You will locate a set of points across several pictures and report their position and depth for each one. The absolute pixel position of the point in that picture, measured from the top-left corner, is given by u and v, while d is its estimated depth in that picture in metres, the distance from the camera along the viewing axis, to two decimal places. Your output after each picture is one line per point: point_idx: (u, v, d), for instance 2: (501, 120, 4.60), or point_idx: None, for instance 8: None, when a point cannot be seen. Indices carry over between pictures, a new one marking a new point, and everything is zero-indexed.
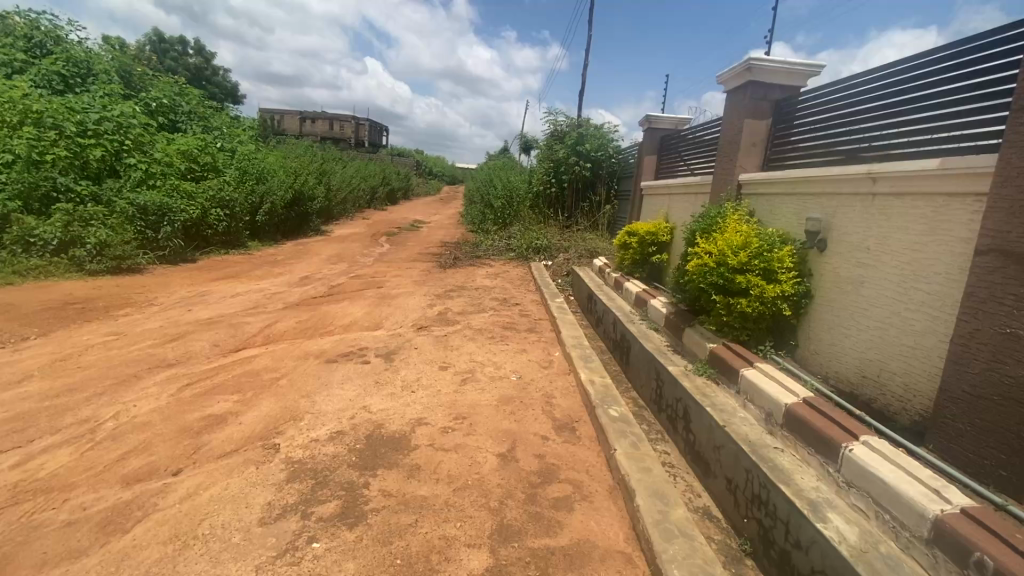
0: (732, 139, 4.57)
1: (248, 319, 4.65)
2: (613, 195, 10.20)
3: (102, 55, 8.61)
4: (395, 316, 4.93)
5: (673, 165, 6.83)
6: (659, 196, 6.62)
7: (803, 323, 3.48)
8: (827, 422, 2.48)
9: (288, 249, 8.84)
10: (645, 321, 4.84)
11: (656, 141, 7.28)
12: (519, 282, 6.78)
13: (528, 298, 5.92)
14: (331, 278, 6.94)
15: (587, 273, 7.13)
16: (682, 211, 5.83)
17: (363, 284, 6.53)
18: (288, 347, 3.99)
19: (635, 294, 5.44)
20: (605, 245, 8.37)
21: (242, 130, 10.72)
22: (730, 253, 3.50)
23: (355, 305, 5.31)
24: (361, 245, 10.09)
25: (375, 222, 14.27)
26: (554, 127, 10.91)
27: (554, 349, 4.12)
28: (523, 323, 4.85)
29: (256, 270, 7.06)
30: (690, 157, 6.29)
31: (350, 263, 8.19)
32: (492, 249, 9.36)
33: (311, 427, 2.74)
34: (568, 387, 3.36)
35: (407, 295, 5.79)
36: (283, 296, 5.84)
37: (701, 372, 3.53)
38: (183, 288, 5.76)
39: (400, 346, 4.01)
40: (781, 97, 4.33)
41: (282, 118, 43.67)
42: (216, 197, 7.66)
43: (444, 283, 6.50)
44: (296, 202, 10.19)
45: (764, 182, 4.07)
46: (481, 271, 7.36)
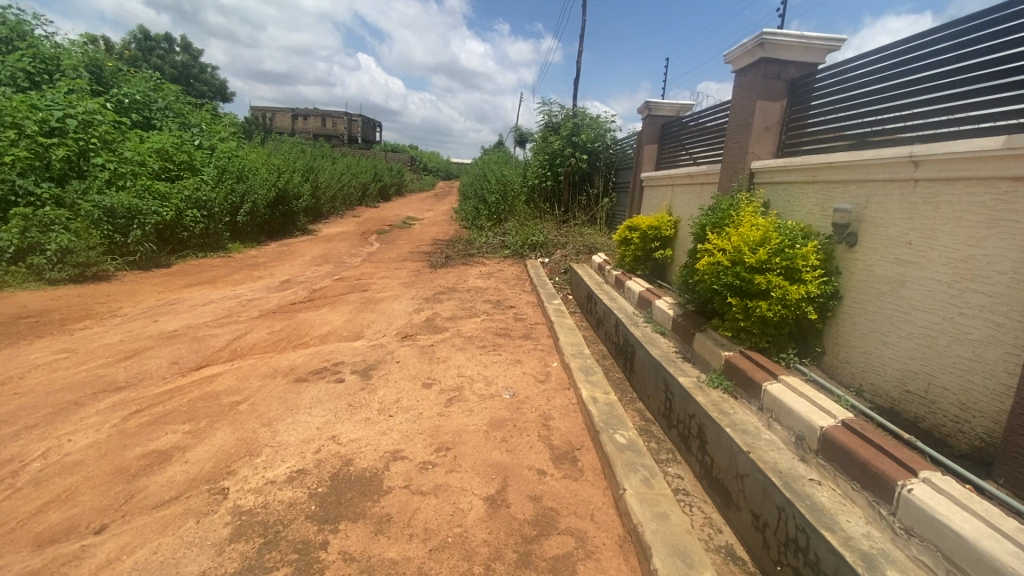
0: (742, 123, 4.17)
1: (216, 331, 4.24)
2: (611, 187, 9.78)
3: (71, 51, 8.13)
4: (378, 324, 4.52)
5: (675, 154, 6.41)
6: (660, 187, 6.21)
7: (830, 328, 3.10)
8: (874, 451, 2.10)
9: (271, 250, 8.42)
10: (650, 324, 4.46)
11: (657, 129, 6.86)
12: (513, 282, 6.38)
13: (524, 299, 5.52)
14: (315, 282, 6.53)
15: (586, 272, 6.72)
16: (685, 204, 5.43)
17: (347, 287, 6.12)
18: (256, 363, 3.59)
19: (637, 294, 5.05)
20: (604, 241, 7.98)
21: (222, 127, 10.24)
22: (746, 251, 3.11)
23: (336, 312, 4.91)
24: (349, 245, 9.66)
25: (367, 220, 13.84)
26: (548, 118, 10.48)
27: (552, 359, 3.73)
28: (517, 328, 4.46)
29: (234, 274, 6.64)
30: (694, 146, 5.89)
31: (336, 264, 7.78)
32: (486, 247, 8.95)
33: (269, 465, 2.34)
34: (568, 406, 2.98)
35: (393, 299, 5.39)
36: (261, 302, 5.44)
37: (717, 384, 3.15)
38: (151, 296, 5.34)
39: (381, 359, 3.62)
40: (796, 75, 3.93)
41: (274, 115, 43.06)
42: (193, 197, 7.22)
43: (435, 284, 6.10)
44: (281, 201, 9.76)
45: (781, 169, 3.67)
46: (473, 271, 6.97)
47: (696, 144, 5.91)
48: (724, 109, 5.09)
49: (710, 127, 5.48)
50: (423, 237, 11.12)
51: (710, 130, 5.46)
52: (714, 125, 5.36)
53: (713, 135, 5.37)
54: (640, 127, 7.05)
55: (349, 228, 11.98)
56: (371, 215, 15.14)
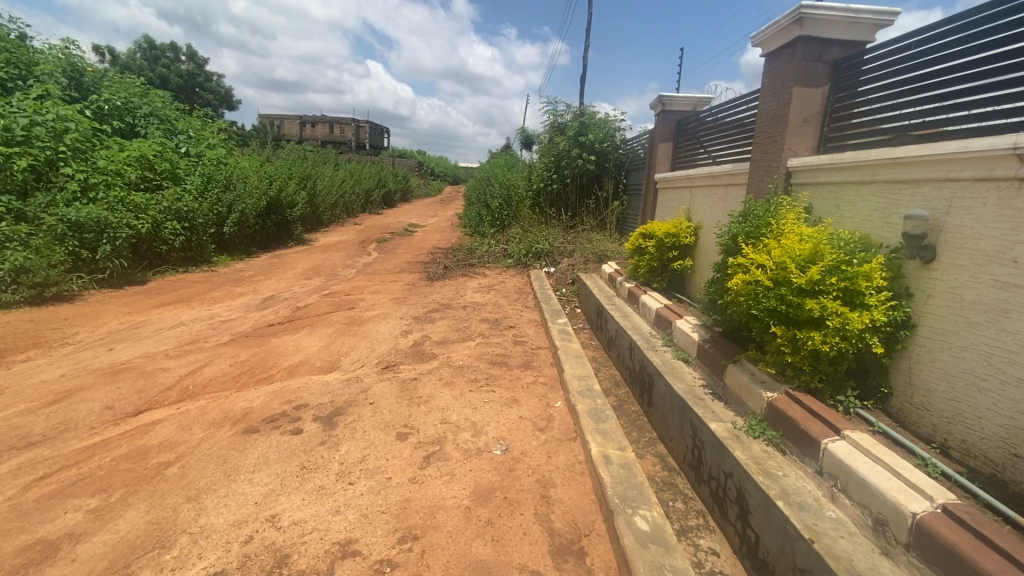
0: (775, 115, 3.57)
1: (172, 363, 3.71)
2: (622, 190, 9.18)
3: (50, 56, 7.76)
4: (357, 351, 3.96)
5: (693, 151, 5.80)
6: (677, 190, 5.60)
7: (900, 364, 2.49)
8: (999, 559, 1.49)
9: (260, 262, 7.93)
10: (670, 348, 3.86)
11: (672, 126, 6.22)
12: (515, 296, 5.81)
13: (526, 317, 4.93)
14: (300, 298, 6.01)
15: (595, 284, 6.13)
16: (705, 207, 4.84)
17: (333, 304, 5.59)
18: (206, 406, 3.05)
19: (654, 312, 4.45)
20: (614, 248, 7.39)
21: (212, 133, 9.81)
22: (792, 270, 2.53)
23: (314, 336, 4.36)
24: (345, 255, 9.16)
25: (367, 228, 13.36)
26: (554, 118, 9.93)
27: (555, 396, 3.14)
28: (517, 355, 3.87)
29: (213, 290, 6.15)
30: (715, 143, 5.31)
31: (327, 277, 7.26)
32: (489, 255, 8.39)
33: (179, 565, 1.79)
34: (573, 465, 2.39)
35: (380, 319, 4.83)
36: (235, 324, 4.92)
37: (758, 434, 2.55)
38: (115, 320, 4.84)
39: (351, 399, 3.06)
40: (841, 56, 3.32)
41: (281, 123, 43.02)
42: (172, 208, 6.75)
43: (429, 301, 5.54)
44: (274, 210, 9.28)
45: (827, 168, 3.06)
46: (472, 284, 6.41)
47: (718, 141, 5.28)
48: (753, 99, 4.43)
49: (735, 122, 4.85)
50: (424, 245, 10.59)
51: (736, 126, 4.83)
52: (741, 119, 4.72)
53: (740, 131, 4.73)
54: (652, 124, 6.45)
55: (348, 236, 11.50)
56: (373, 223, 14.68)
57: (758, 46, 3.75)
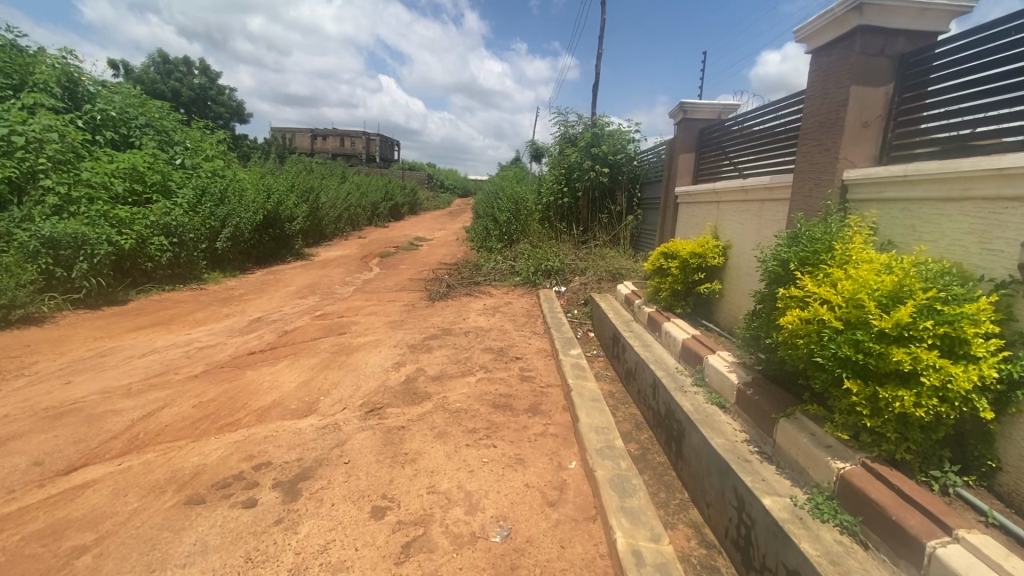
0: (824, 120, 3.07)
1: (128, 402, 3.23)
2: (636, 204, 8.73)
3: (43, 63, 7.48)
4: (341, 388, 3.46)
5: (718, 162, 5.29)
6: (701, 204, 5.08)
7: (1014, 431, 1.94)
8: None
9: (254, 279, 7.52)
10: (701, 388, 3.32)
11: (695, 135, 5.71)
12: (523, 319, 5.29)
13: (533, 345, 4.41)
14: (289, 320, 5.54)
15: (610, 307, 5.62)
16: (734, 224, 4.31)
17: (324, 328, 5.11)
18: (152, 463, 2.56)
19: (679, 342, 3.92)
20: (630, 266, 6.90)
21: (211, 144, 9.50)
22: (869, 310, 2.01)
23: (296, 369, 3.87)
24: (345, 271, 8.72)
25: (371, 242, 12.96)
26: (564, 129, 9.51)
27: (569, 454, 2.61)
28: (523, 395, 3.35)
29: (198, 311, 5.71)
30: (744, 154, 4.83)
31: (323, 296, 6.81)
32: (494, 273, 7.86)
33: None
34: (595, 563, 1.86)
35: (372, 348, 4.34)
36: (213, 352, 4.45)
37: (829, 517, 2.00)
38: (82, 347, 4.40)
39: (324, 456, 2.56)
40: (907, 50, 2.82)
41: (293, 137, 43.29)
42: (159, 222, 6.37)
43: (428, 325, 5.04)
44: (272, 224, 8.89)
45: (899, 181, 2.53)
46: (476, 305, 5.92)
47: (750, 152, 4.75)
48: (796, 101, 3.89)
49: (771, 131, 4.32)
50: (428, 260, 10.14)
51: (772, 135, 4.30)
52: (779, 127, 4.19)
53: (779, 140, 4.19)
54: (673, 134, 5.94)
55: (350, 251, 11.09)
56: (377, 236, 14.30)
57: (802, 43, 3.28)
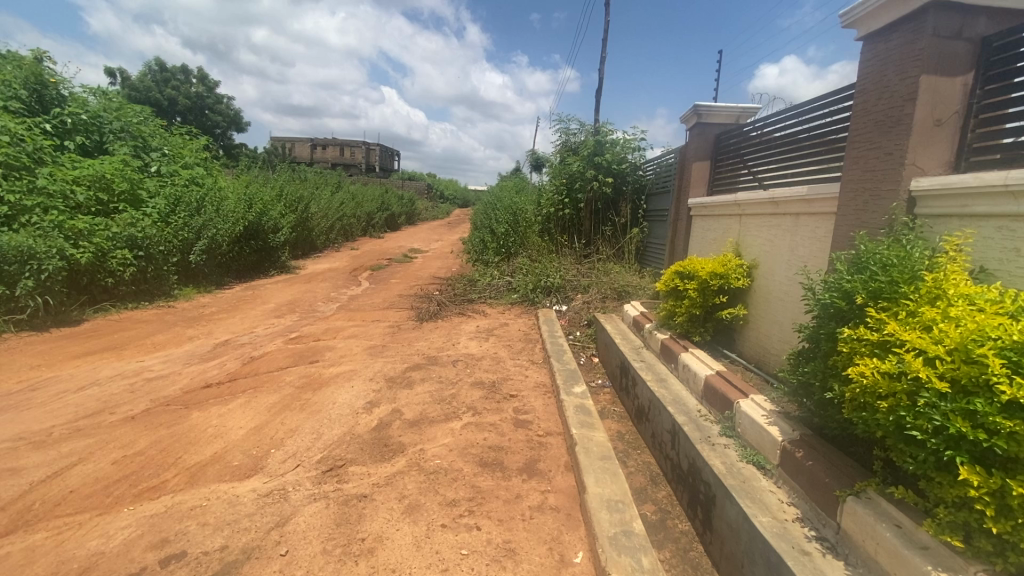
0: (884, 118, 2.54)
1: (35, 458, 2.66)
2: (641, 216, 8.24)
3: (9, 63, 6.98)
4: (298, 437, 2.88)
5: (737, 171, 4.77)
6: (719, 218, 4.54)
7: None
8: None
9: (230, 295, 6.95)
10: (733, 441, 2.75)
11: (710, 142, 5.17)
12: (519, 344, 4.72)
13: (531, 379, 3.83)
14: (259, 344, 4.97)
15: (617, 331, 5.05)
16: (760, 241, 3.78)
17: (295, 355, 4.53)
18: (34, 553, 1.98)
19: (701, 380, 3.36)
20: (637, 283, 6.37)
21: (192, 151, 8.97)
22: (991, 369, 1.45)
23: (251, 410, 3.30)
24: (332, 285, 8.16)
25: (364, 253, 12.41)
26: (565, 136, 9.01)
27: (573, 541, 2.03)
28: (517, 448, 2.77)
29: (159, 333, 5.14)
30: (767, 162, 4.32)
31: (302, 315, 6.23)
32: (490, 289, 7.22)
33: None
34: None
35: (344, 381, 3.76)
36: (163, 385, 3.87)
37: None
38: (12, 379, 3.82)
39: (257, 544, 1.99)
40: (990, 31, 2.30)
41: (292, 147, 43.01)
42: (123, 234, 5.82)
43: (412, 351, 4.46)
44: (255, 235, 8.35)
45: (993, 193, 1.99)
46: (469, 327, 5.35)
47: (777, 159, 4.20)
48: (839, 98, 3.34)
49: (802, 136, 3.80)
50: (421, 274, 9.60)
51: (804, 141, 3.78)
52: (815, 131, 3.66)
53: (815, 145, 3.65)
54: (686, 140, 5.38)
55: (339, 263, 10.54)
56: (371, 248, 13.77)
57: (850, 28, 2.76)
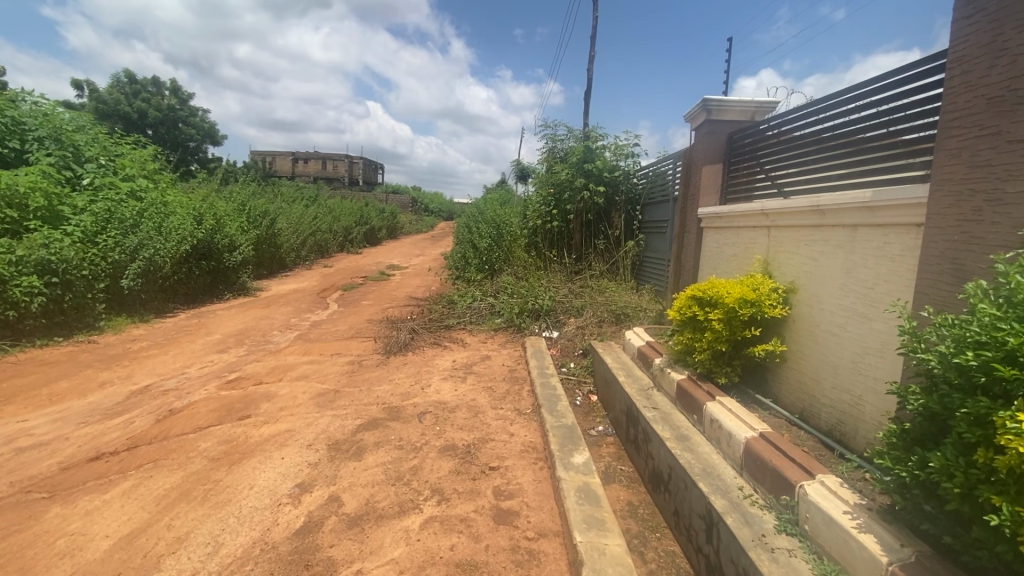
0: (1002, 93, 1.82)
1: None
2: (636, 228, 7.56)
3: None
4: (183, 554, 2.03)
5: (754, 176, 4.06)
6: (739, 231, 3.80)
7: None
8: None
9: (171, 325, 6.03)
10: (802, 545, 1.96)
11: (722, 142, 4.43)
12: (503, 386, 3.89)
13: (517, 438, 3.01)
14: (187, 392, 4.09)
15: (619, 366, 4.27)
16: (798, 259, 3.04)
17: (223, 407, 3.64)
18: None
19: (737, 444, 2.57)
20: (637, 305, 5.63)
21: (138, 162, 8.04)
22: None
23: (133, 504, 2.43)
24: (294, 310, 7.26)
25: (338, 271, 11.49)
26: (552, 142, 8.30)
27: None
28: (495, 564, 1.95)
29: (63, 380, 4.23)
30: (792, 164, 3.62)
31: (249, 350, 5.33)
32: (470, 312, 6.36)
33: None
34: None
35: (274, 449, 2.90)
36: (37, 459, 2.98)
37: None
38: None
39: None
40: None
41: (273, 161, 42.01)
42: (31, 257, 4.91)
43: (370, 400, 3.61)
44: (206, 255, 7.44)
45: None
46: (444, 363, 4.50)
47: (805, 162, 3.51)
48: (903, 78, 2.61)
49: (844, 130, 3.07)
50: (397, 294, 8.74)
51: (848, 136, 3.04)
52: (864, 122, 2.93)
53: (862, 140, 2.93)
54: (692, 141, 4.67)
55: (307, 283, 9.63)
56: (347, 265, 12.82)
57: None
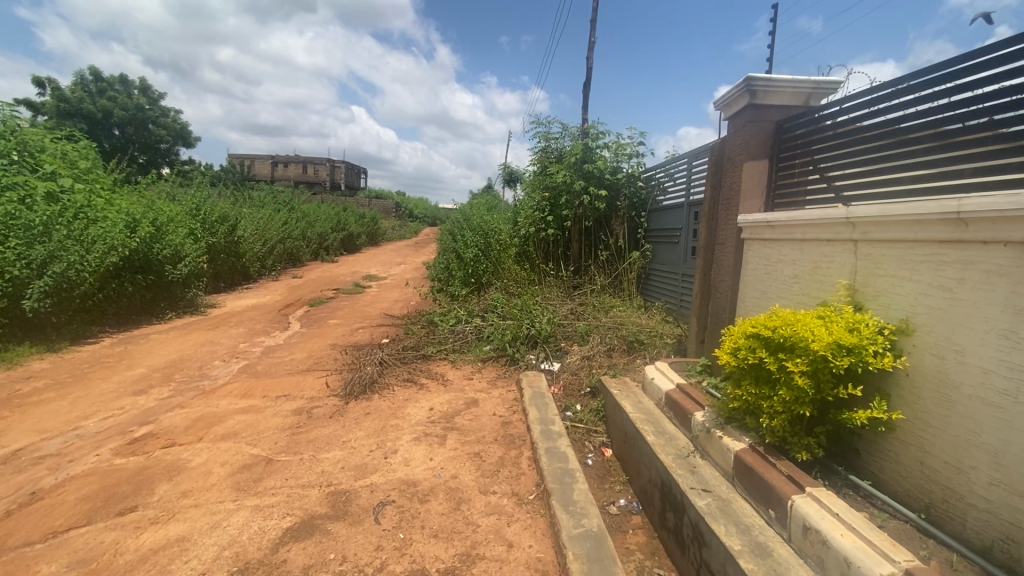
0: None
1: None
2: (642, 237, 6.72)
3: None
4: None
5: (804, 175, 3.22)
6: (803, 245, 2.90)
7: None
8: None
9: (85, 356, 4.93)
10: None
11: (767, 132, 3.54)
12: (494, 452, 2.90)
13: (518, 554, 2.04)
14: (69, 460, 3.03)
15: (642, 415, 3.33)
16: (915, 289, 2.15)
17: (104, 490, 2.61)
18: None
19: None
20: (650, 330, 4.74)
21: (65, 158, 6.89)
22: None
23: None
24: (246, 332, 6.18)
25: (308, 283, 10.39)
26: (547, 141, 7.40)
27: None
28: None
29: None
30: (853, 160, 2.83)
31: (175, 389, 4.26)
32: (453, 336, 5.38)
33: None
34: None
35: None
36: None
37: None
38: None
39: None
40: None
41: (251, 164, 40.57)
42: None
43: (313, 480, 2.61)
44: (142, 268, 6.34)
45: None
46: (418, 412, 3.50)
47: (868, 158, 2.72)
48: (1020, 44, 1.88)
49: (946, 115, 2.27)
50: (371, 311, 7.70)
51: (954, 123, 2.23)
52: (968, 106, 2.18)
53: (969, 129, 2.16)
54: (727, 130, 3.79)
55: (270, 298, 8.53)
56: (319, 275, 11.71)
57: None
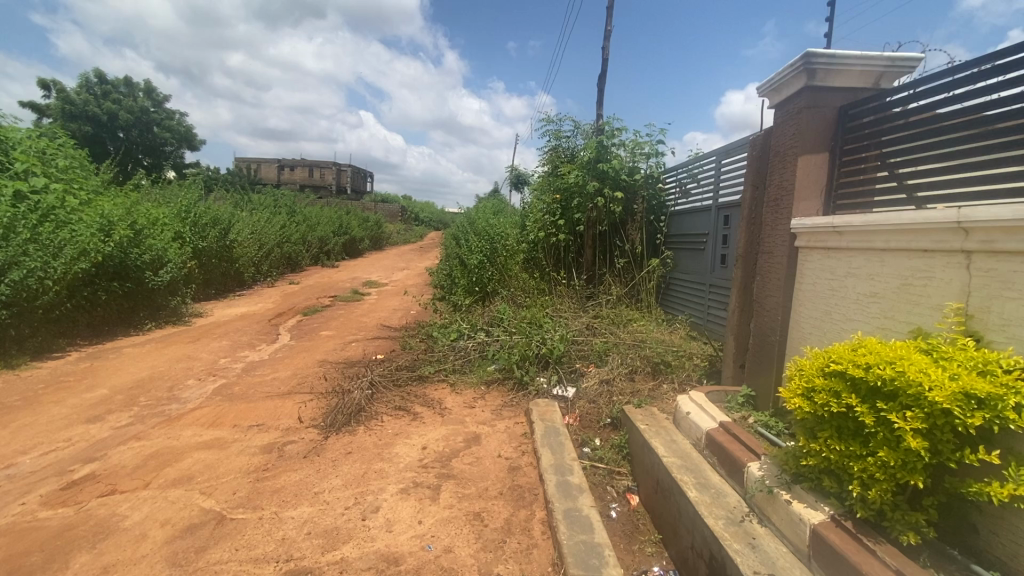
0: None
1: None
2: (661, 244, 6.15)
3: None
4: None
5: (875, 167, 2.64)
6: (886, 256, 2.33)
7: None
8: None
9: (44, 374, 4.41)
10: None
11: (827, 120, 2.96)
12: (497, 511, 2.33)
13: None
14: None
15: (678, 459, 2.76)
16: None
17: (6, 562, 2.06)
18: None
19: None
20: (678, 350, 4.15)
21: (42, 157, 6.42)
22: None
23: None
24: (229, 346, 5.66)
25: (305, 290, 9.87)
26: (558, 140, 6.85)
27: None
28: None
29: None
30: (947, 144, 2.24)
31: (136, 415, 3.73)
32: (454, 354, 4.82)
33: None
34: None
35: None
36: None
37: None
38: None
39: None
40: None
41: (257, 167, 40.34)
42: None
43: (268, 552, 2.05)
44: (119, 274, 5.84)
45: None
46: (408, 452, 2.94)
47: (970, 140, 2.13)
48: None
49: None
50: (367, 321, 7.16)
51: None
52: None
53: None
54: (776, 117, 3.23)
55: (261, 306, 8.01)
56: (318, 281, 11.20)
57: None
